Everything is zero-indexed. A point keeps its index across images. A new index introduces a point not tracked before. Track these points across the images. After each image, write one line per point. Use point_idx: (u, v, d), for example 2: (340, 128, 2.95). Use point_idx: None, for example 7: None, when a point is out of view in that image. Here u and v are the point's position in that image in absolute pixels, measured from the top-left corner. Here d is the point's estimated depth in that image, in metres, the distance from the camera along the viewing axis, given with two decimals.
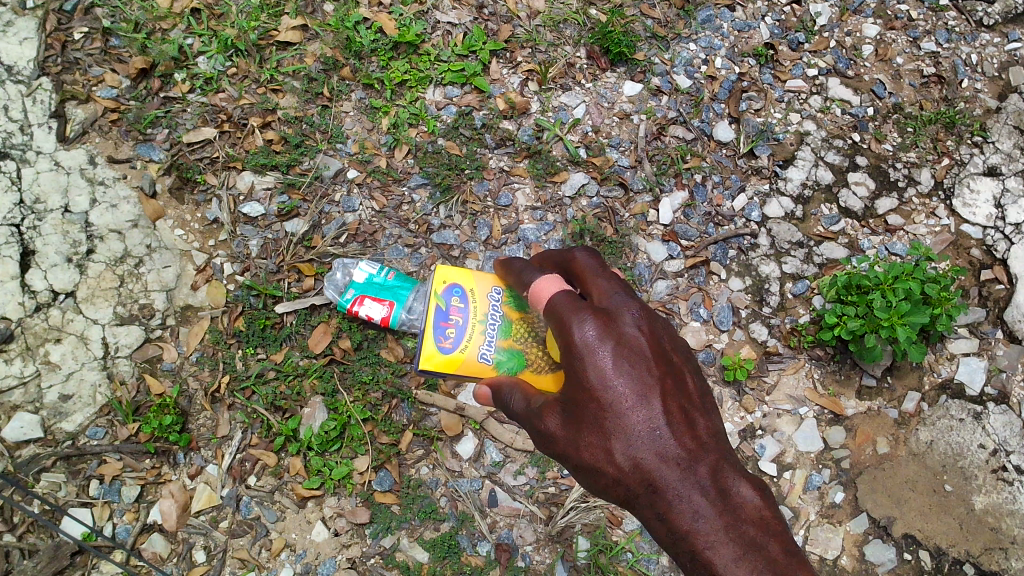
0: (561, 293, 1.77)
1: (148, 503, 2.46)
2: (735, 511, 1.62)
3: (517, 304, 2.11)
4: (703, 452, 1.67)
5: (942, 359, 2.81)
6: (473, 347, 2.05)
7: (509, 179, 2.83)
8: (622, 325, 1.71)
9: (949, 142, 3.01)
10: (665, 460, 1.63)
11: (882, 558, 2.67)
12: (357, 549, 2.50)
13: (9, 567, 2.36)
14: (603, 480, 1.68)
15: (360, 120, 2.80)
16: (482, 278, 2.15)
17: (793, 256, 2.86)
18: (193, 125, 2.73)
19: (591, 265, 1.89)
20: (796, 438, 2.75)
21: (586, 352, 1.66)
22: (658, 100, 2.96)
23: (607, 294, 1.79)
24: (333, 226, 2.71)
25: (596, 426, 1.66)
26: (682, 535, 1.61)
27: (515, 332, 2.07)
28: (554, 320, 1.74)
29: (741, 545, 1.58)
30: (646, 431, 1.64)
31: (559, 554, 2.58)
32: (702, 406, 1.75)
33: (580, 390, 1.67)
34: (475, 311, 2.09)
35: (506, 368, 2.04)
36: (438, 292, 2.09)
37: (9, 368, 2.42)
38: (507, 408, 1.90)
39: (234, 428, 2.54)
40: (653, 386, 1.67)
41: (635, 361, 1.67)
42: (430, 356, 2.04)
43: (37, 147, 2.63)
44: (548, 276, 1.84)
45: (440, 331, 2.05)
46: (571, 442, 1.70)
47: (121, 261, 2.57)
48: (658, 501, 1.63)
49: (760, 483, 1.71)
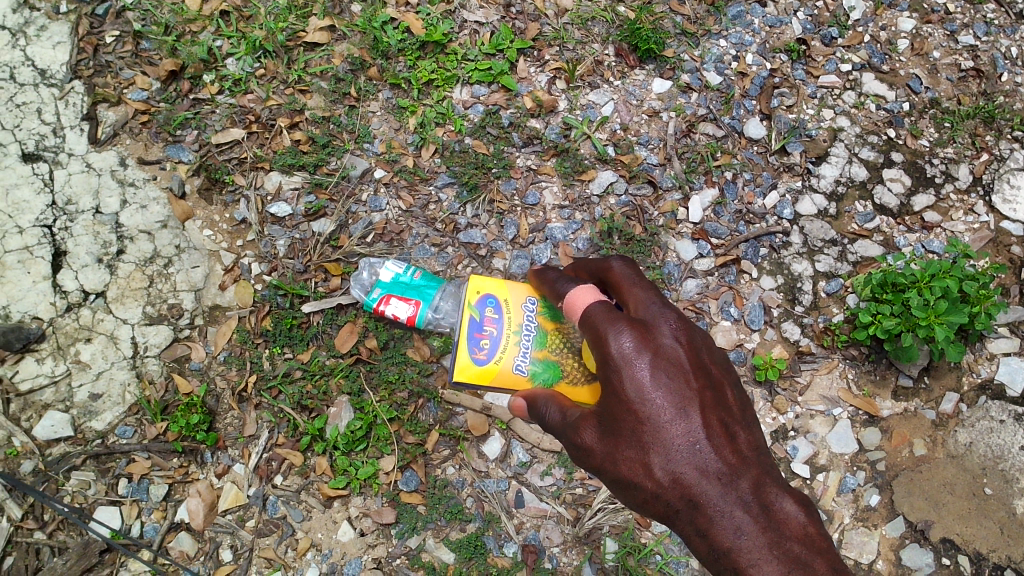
0: (596, 303, 1.74)
1: (176, 502, 2.48)
2: (779, 528, 1.60)
3: (552, 315, 2.07)
4: (744, 467, 1.65)
5: (981, 359, 2.75)
6: (507, 358, 2.01)
7: (537, 177, 2.80)
8: (660, 336, 1.68)
9: (988, 138, 2.94)
10: (705, 475, 1.61)
11: (919, 563, 2.61)
12: (383, 549, 2.49)
13: (39, 564, 2.39)
14: (641, 495, 1.66)
15: (387, 120, 2.80)
16: (517, 289, 2.11)
17: (826, 254, 2.81)
18: (222, 126, 2.74)
19: (628, 274, 1.86)
20: (829, 440, 2.69)
21: (623, 364, 1.64)
22: (687, 97, 2.91)
23: (644, 303, 1.76)
24: (360, 226, 2.70)
25: (634, 440, 1.64)
26: (725, 552, 1.59)
27: (550, 342, 2.03)
28: (590, 331, 1.71)
29: (785, 563, 1.55)
30: (686, 445, 1.62)
31: (586, 556, 2.56)
32: (742, 419, 1.72)
33: (616, 403, 1.65)
34: (510, 322, 2.05)
35: (541, 379, 1.99)
36: (472, 303, 2.06)
37: (41, 367, 2.46)
38: (542, 421, 1.86)
39: (261, 427, 2.54)
40: (692, 399, 1.64)
41: (674, 374, 1.64)
42: (465, 368, 2.01)
43: (70, 149, 2.66)
44: (583, 286, 1.81)
45: (475, 342, 2.02)
46: (608, 456, 1.68)
47: (151, 261, 2.59)
48: (699, 517, 1.62)
49: (803, 497, 1.68)
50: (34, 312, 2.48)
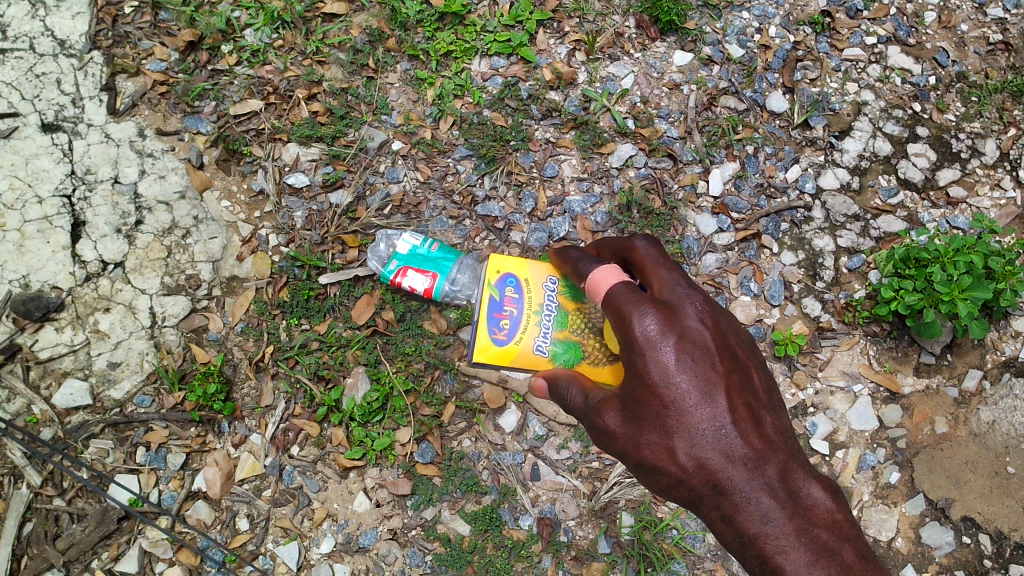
0: (620, 284, 1.70)
1: (193, 471, 2.49)
2: (806, 514, 1.59)
3: (573, 294, 2.04)
4: (770, 452, 1.63)
5: (1006, 337, 2.70)
6: (528, 339, 1.99)
7: (555, 150, 2.78)
8: (685, 318, 1.65)
9: (1016, 112, 2.88)
10: (731, 460, 1.60)
11: (939, 541, 2.59)
12: (399, 520, 2.50)
13: (58, 531, 2.41)
14: (665, 479, 1.65)
15: (405, 91, 2.77)
16: (538, 266, 2.08)
17: (848, 229, 2.78)
18: (239, 97, 2.73)
19: (652, 255, 1.83)
20: (849, 417, 2.67)
21: (648, 348, 1.60)
22: (709, 70, 2.87)
23: (669, 285, 1.73)
24: (378, 197, 2.70)
25: (658, 424, 1.61)
26: (751, 539, 1.58)
27: (571, 323, 2.00)
28: (613, 312, 1.68)
29: (812, 550, 1.55)
30: (712, 431, 1.60)
31: (602, 529, 2.56)
32: (768, 403, 1.71)
33: (640, 386, 1.63)
34: (530, 302, 2.03)
35: (563, 360, 1.98)
36: (491, 283, 2.03)
37: (60, 336, 2.48)
38: (563, 402, 1.87)
39: (278, 398, 2.54)
40: (718, 383, 1.62)
41: (700, 358, 1.62)
42: (485, 349, 2.00)
43: (89, 119, 2.65)
44: (606, 266, 1.77)
45: (494, 322, 2.00)
46: (632, 440, 1.66)
47: (169, 232, 2.59)
48: (724, 503, 1.60)
49: (830, 483, 1.67)
50: (54, 282, 2.49)
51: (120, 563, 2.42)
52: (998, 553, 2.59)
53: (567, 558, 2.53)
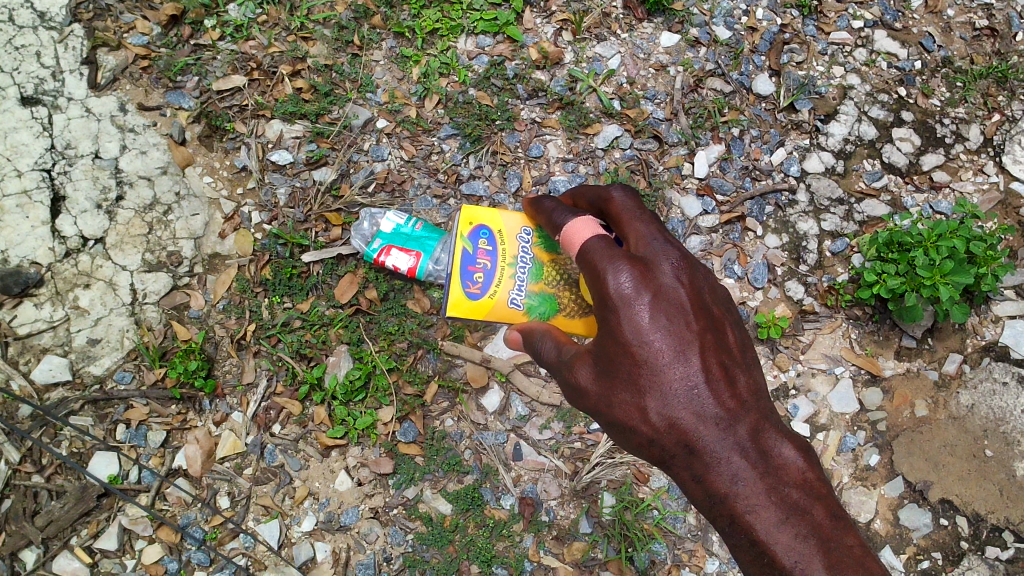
0: (596, 239, 1.71)
1: (174, 448, 2.48)
2: (777, 473, 1.59)
3: (547, 246, 2.05)
4: (743, 412, 1.64)
5: (986, 321, 2.72)
6: (502, 292, 2.01)
7: (541, 130, 2.78)
8: (660, 276, 1.66)
9: (1001, 98, 2.89)
10: (703, 419, 1.61)
11: (917, 523, 2.61)
12: (380, 499, 2.50)
13: (37, 508, 2.40)
14: (637, 439, 1.66)
15: (390, 69, 2.75)
16: (512, 216, 2.07)
17: (832, 213, 2.78)
18: (222, 73, 2.70)
19: (628, 206, 1.82)
20: (830, 399, 2.68)
21: (622, 305, 1.62)
22: (695, 51, 2.86)
23: (645, 239, 1.73)
24: (361, 175, 2.68)
25: (631, 383, 1.63)
26: (722, 498, 1.59)
27: (546, 275, 2.02)
28: (588, 268, 1.69)
29: (783, 509, 1.55)
30: (684, 389, 1.61)
31: (583, 509, 2.57)
32: (742, 361, 1.71)
33: (614, 344, 1.64)
34: (504, 254, 2.03)
35: (538, 313, 2.01)
36: (465, 235, 2.03)
37: (40, 312, 2.45)
38: (538, 355, 1.90)
39: (260, 375, 2.53)
40: (692, 343, 1.63)
41: (674, 315, 1.63)
42: (459, 302, 2.01)
43: (69, 93, 2.61)
44: (581, 219, 1.78)
45: (468, 275, 2.01)
46: (604, 398, 1.69)
47: (150, 208, 2.57)
48: (696, 463, 1.61)
49: (802, 442, 1.68)
50: (33, 256, 2.46)
51: (100, 540, 2.41)
52: (975, 535, 2.61)
53: (548, 538, 2.54)
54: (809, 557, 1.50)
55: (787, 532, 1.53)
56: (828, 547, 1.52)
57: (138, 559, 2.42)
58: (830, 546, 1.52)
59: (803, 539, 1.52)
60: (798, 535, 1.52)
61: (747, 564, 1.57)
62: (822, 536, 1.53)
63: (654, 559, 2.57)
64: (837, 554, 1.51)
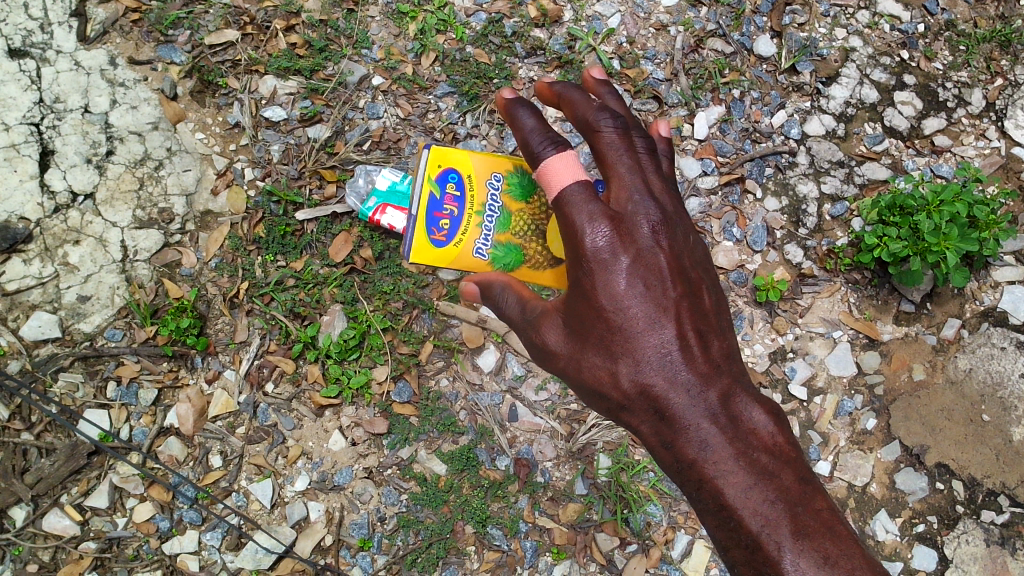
0: (578, 186, 1.63)
1: (166, 407, 2.45)
2: (747, 439, 1.56)
3: (517, 194, 1.98)
4: (716, 377, 1.62)
5: (986, 287, 2.71)
6: (469, 241, 1.95)
7: (539, 90, 2.73)
8: (639, 236, 1.63)
9: (1004, 62, 2.87)
10: (675, 385, 1.59)
11: (913, 487, 2.61)
12: (374, 459, 2.48)
13: (27, 465, 2.39)
14: (607, 402, 1.66)
15: (385, 25, 2.70)
16: (483, 159, 1.98)
17: (832, 176, 2.76)
18: (216, 27, 2.64)
19: (615, 149, 1.70)
20: (828, 362, 2.67)
21: (599, 267, 1.60)
22: (697, 11, 2.82)
23: (629, 193, 1.67)
24: (357, 132, 2.63)
25: (604, 347, 1.62)
26: (690, 463, 1.56)
27: (515, 225, 1.96)
28: (565, 223, 1.64)
29: (752, 474, 1.51)
30: (657, 355, 1.60)
31: (578, 471, 2.55)
32: (718, 327, 1.68)
33: (588, 307, 1.63)
34: (473, 202, 1.96)
35: (503, 263, 1.96)
36: (433, 178, 1.94)
37: (28, 269, 2.41)
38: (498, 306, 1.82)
39: (252, 334, 2.50)
40: (668, 307, 1.61)
41: (651, 281, 1.61)
42: (423, 249, 1.94)
43: (58, 46, 2.54)
44: (566, 154, 1.65)
45: (434, 221, 1.94)
46: (575, 360, 1.67)
47: (141, 163, 2.52)
48: (665, 427, 1.59)
49: (773, 406, 1.64)
50: (22, 212, 2.42)
51: (90, 498, 2.38)
52: (970, 499, 2.61)
53: (543, 499, 2.53)
54: (776, 521, 1.46)
55: (755, 497, 1.48)
56: (795, 512, 1.47)
57: (130, 517, 2.39)
58: (797, 510, 1.47)
59: (771, 503, 1.48)
60: (765, 500, 1.48)
61: (714, 530, 1.53)
62: (790, 500, 1.48)
63: (649, 521, 2.56)
64: (804, 519, 1.47)
